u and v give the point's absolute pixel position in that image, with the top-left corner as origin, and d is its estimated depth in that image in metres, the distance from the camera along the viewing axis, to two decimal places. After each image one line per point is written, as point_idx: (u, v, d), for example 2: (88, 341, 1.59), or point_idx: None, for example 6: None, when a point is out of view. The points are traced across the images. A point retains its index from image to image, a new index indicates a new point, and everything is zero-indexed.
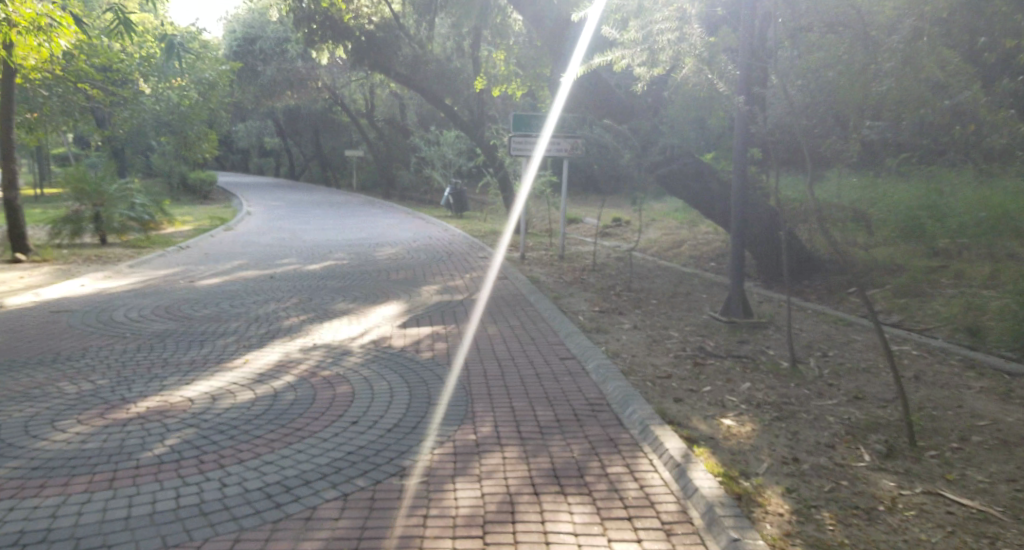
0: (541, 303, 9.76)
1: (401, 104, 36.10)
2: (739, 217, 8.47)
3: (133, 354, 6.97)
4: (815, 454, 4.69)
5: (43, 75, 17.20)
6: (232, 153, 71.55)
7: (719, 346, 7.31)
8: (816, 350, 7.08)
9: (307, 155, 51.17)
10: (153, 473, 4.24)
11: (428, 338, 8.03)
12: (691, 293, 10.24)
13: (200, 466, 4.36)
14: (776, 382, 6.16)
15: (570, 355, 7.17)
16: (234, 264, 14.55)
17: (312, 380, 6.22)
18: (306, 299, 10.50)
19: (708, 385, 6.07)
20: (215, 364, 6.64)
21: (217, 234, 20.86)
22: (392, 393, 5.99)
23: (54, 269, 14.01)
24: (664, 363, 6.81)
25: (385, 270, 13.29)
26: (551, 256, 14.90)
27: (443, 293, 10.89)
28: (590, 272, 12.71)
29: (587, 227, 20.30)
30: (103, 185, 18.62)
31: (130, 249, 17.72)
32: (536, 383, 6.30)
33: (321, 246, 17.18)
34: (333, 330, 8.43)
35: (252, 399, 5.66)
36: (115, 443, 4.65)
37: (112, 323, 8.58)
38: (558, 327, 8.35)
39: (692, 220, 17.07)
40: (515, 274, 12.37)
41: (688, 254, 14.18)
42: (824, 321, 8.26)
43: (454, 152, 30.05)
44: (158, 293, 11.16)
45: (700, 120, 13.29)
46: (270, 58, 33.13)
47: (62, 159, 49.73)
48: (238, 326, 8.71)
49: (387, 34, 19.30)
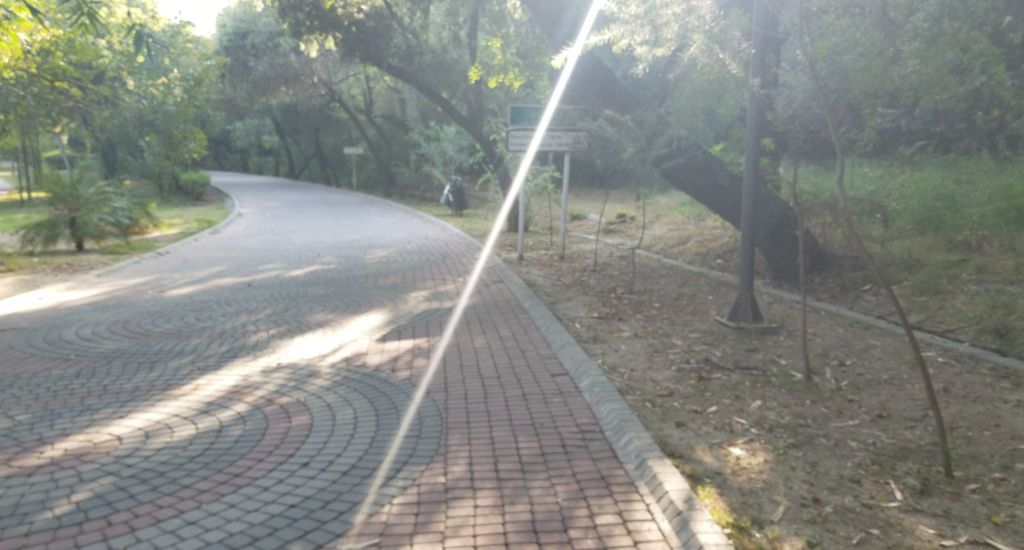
0: (535, 309, 9.08)
1: (398, 99, 35.36)
2: (747, 213, 7.77)
3: (67, 383, 6.87)
4: (839, 493, 3.97)
5: (18, 72, 16.65)
6: (235, 154, 70.98)
7: (727, 356, 6.63)
8: (833, 358, 6.38)
9: (307, 154, 50.60)
10: (44, 544, 3.84)
11: (408, 354, 7.35)
12: (695, 295, 9.59)
13: (101, 534, 3.93)
14: (790, 398, 5.45)
15: (563, 371, 6.50)
16: (213, 271, 13.99)
17: (267, 409, 5.97)
18: (281, 310, 9.87)
19: (714, 406, 5.38)
20: (159, 392, 6.51)
21: (201, 237, 20.33)
22: (356, 427, 5.41)
23: (18, 280, 13.45)
24: (665, 378, 6.11)
25: (372, 274, 12.66)
26: (550, 255, 14.25)
27: (432, 299, 10.28)
28: (589, 273, 12.04)
29: (590, 223, 19.60)
30: (79, 189, 18.15)
31: (109, 256, 17.14)
32: (521, 407, 5.63)
33: (306, 249, 16.57)
34: (303, 347, 7.80)
35: (191, 437, 5.46)
36: (14, 500, 4.40)
37: (57, 344, 8.31)
38: (552, 336, 7.67)
39: (699, 215, 16.39)
40: (508, 277, 11.74)
41: (695, 251, 13.47)
42: (840, 324, 7.58)
43: (454, 148, 29.67)
44: (121, 305, 10.64)
45: (707, 108, 12.54)
46: (261, 52, 32.56)
47: (56, 162, 49.50)
48: (198, 345, 8.09)
49: (378, 24, 18.47)
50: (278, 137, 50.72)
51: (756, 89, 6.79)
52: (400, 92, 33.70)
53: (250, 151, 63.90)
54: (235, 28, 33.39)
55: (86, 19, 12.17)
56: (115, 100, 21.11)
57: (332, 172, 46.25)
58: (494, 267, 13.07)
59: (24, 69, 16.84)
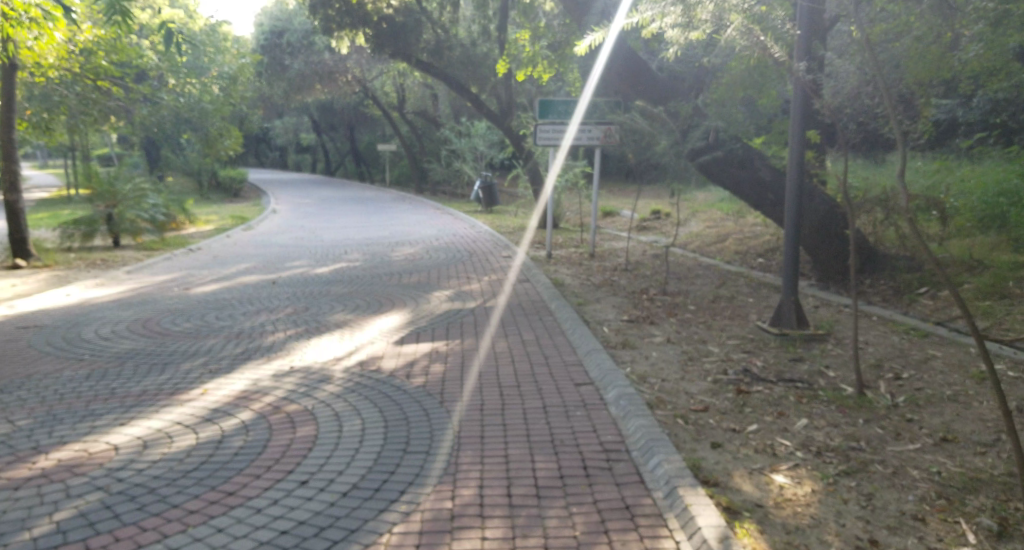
0: (560, 312, 8.62)
1: (430, 95, 35.22)
2: (791, 207, 7.21)
3: (78, 385, 6.38)
4: (900, 534, 3.51)
5: (60, 71, 16.76)
6: (272, 151, 71.63)
7: (769, 367, 6.10)
8: (888, 373, 5.90)
9: (342, 151, 50.68)
10: None
11: (426, 359, 6.94)
12: (735, 297, 9.00)
13: None
14: (841, 417, 5.02)
15: (588, 380, 6.04)
16: (240, 268, 13.77)
17: (271, 418, 5.40)
18: (303, 309, 9.53)
19: (754, 424, 4.93)
20: (166, 397, 5.97)
21: (234, 234, 20.22)
22: (361, 440, 4.98)
23: (53, 276, 13.36)
24: (699, 391, 5.63)
25: (397, 272, 12.31)
26: (581, 253, 13.76)
27: (454, 299, 9.86)
28: (620, 272, 11.52)
29: (623, 219, 19.10)
30: (116, 185, 18.25)
31: (144, 253, 17.03)
32: (540, 421, 5.17)
33: (335, 246, 16.31)
34: (317, 350, 7.40)
35: (187, 449, 4.89)
36: None
37: (77, 342, 7.92)
38: (577, 341, 7.21)
39: (738, 211, 15.79)
40: (536, 276, 11.28)
41: (733, 249, 12.88)
42: (894, 332, 7.01)
43: (484, 143, 29.38)
44: (145, 303, 10.38)
45: (746, 99, 11.94)
46: (297, 51, 32.64)
47: (100, 160, 50.20)
48: (215, 345, 7.70)
49: (407, 19, 18.16)
50: (315, 134, 50.96)
51: (800, 74, 6.23)
52: (432, 88, 33.52)
53: (287, 148, 64.38)
54: (271, 26, 33.48)
55: (120, 20, 12.18)
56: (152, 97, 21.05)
57: (366, 169, 46.27)
58: (521, 266, 12.62)
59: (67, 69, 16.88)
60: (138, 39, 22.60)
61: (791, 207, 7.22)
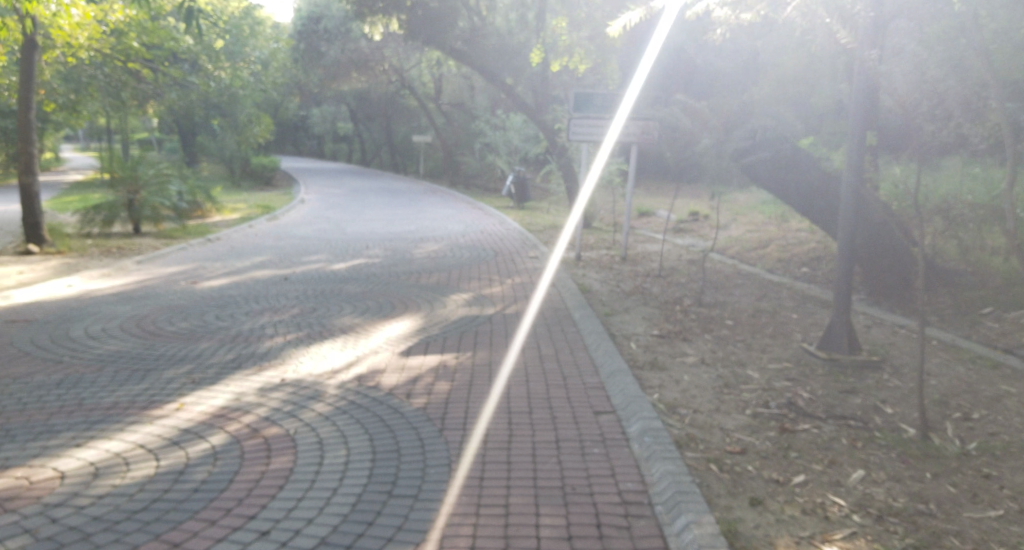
0: (584, 324, 7.89)
1: (466, 85, 34.57)
2: (847, 216, 6.42)
3: (47, 394, 5.83)
4: None
5: (89, 53, 16.21)
6: (309, 140, 71.57)
7: (817, 400, 5.32)
8: (956, 412, 5.08)
9: (377, 141, 50.29)
10: None
11: (430, 375, 6.27)
12: (778, 312, 8.21)
13: None
14: (903, 470, 4.23)
15: (610, 407, 5.31)
16: (256, 261, 13.23)
17: (246, 443, 4.77)
18: (309, 310, 8.90)
19: (801, 475, 4.17)
20: (138, 411, 5.39)
21: (257, 224, 19.73)
22: (342, 477, 4.28)
23: (63, 263, 12.93)
24: (736, 427, 4.87)
25: (417, 271, 11.68)
26: (611, 256, 13.03)
27: (473, 304, 9.19)
28: (653, 278, 10.78)
29: (659, 220, 18.31)
30: (138, 169, 17.76)
31: (162, 241, 16.63)
32: (552, 460, 4.44)
33: (356, 240, 15.73)
34: (315, 360, 6.74)
35: (144, 481, 4.23)
36: None
37: (62, 341, 7.41)
38: (599, 360, 6.49)
39: (782, 215, 14.96)
40: (563, 280, 10.57)
41: (776, 256, 12.03)
42: (960, 361, 6.19)
43: (520, 137, 28.79)
44: (147, 297, 9.85)
45: (795, 93, 11.06)
46: (334, 37, 31.57)
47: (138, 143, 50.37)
48: (205, 351, 7.07)
49: (441, 6, 17.47)
50: (352, 123, 50.66)
51: None
52: (469, 78, 32.86)
53: (324, 137, 64.22)
54: (310, 13, 32.72)
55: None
56: (186, 82, 20.45)
57: (400, 160, 45.75)
58: (548, 268, 11.93)
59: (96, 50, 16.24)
60: (172, 22, 22.19)
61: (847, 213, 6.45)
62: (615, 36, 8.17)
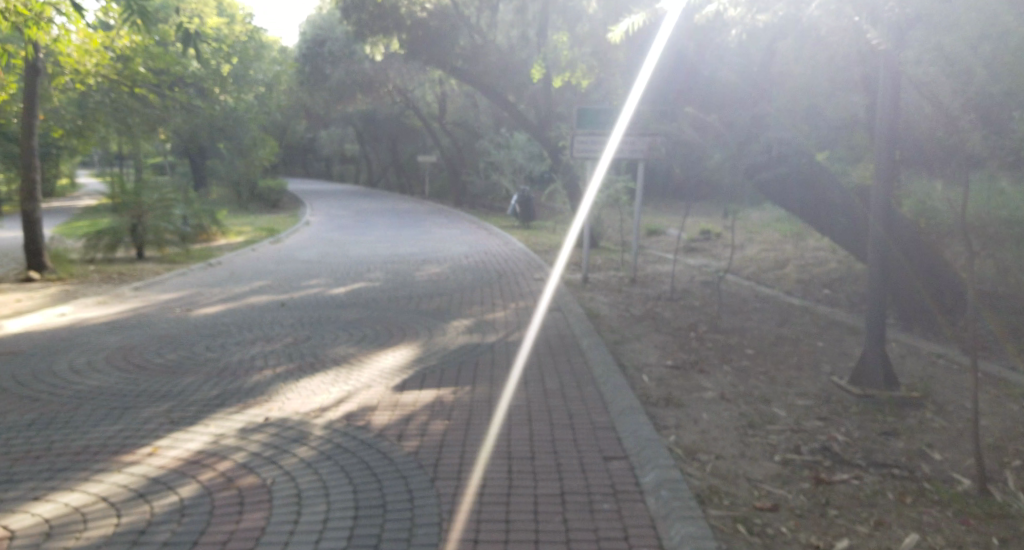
0: (594, 356, 7.41)
1: (471, 105, 34.32)
2: (875, 236, 5.97)
3: (13, 435, 5.31)
4: None
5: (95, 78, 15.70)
6: (317, 163, 71.73)
7: (854, 445, 4.81)
8: (1013, 458, 4.57)
9: (384, 162, 50.22)
10: None
11: (426, 414, 5.81)
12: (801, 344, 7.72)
13: None
14: (964, 533, 3.71)
15: (622, 452, 4.84)
16: (253, 286, 12.83)
17: (218, 496, 4.29)
18: (303, 339, 8.43)
19: (846, 539, 3.65)
20: (108, 455, 4.90)
21: (259, 247, 19.36)
22: (319, 538, 3.78)
23: (60, 290, 12.54)
24: (766, 479, 4.36)
25: (419, 295, 11.23)
26: (622, 277, 12.53)
27: (474, 331, 8.71)
28: (665, 302, 10.29)
29: (670, 238, 17.90)
30: (142, 194, 17.36)
31: (164, 266, 16.27)
32: (557, 518, 3.92)
33: (358, 262, 15.32)
34: (303, 396, 6.28)
35: (99, 544, 3.74)
36: None
37: (41, 375, 6.89)
38: (610, 400, 6.03)
39: (797, 233, 14.52)
40: (571, 304, 10.09)
41: (794, 277, 11.60)
42: (1007, 397, 5.69)
43: (524, 156, 28.53)
44: (138, 326, 9.40)
45: (810, 108, 10.56)
46: (338, 60, 31.45)
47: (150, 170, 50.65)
48: (189, 386, 6.58)
49: (441, 23, 17.75)
50: (358, 145, 50.70)
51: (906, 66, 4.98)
52: (472, 98, 32.62)
53: (332, 160, 64.36)
54: (313, 37, 32.84)
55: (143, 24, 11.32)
56: (192, 105, 20.04)
57: (407, 182, 45.58)
58: (554, 290, 11.44)
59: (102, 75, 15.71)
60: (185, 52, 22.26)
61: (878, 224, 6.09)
62: (616, 42, 7.79)
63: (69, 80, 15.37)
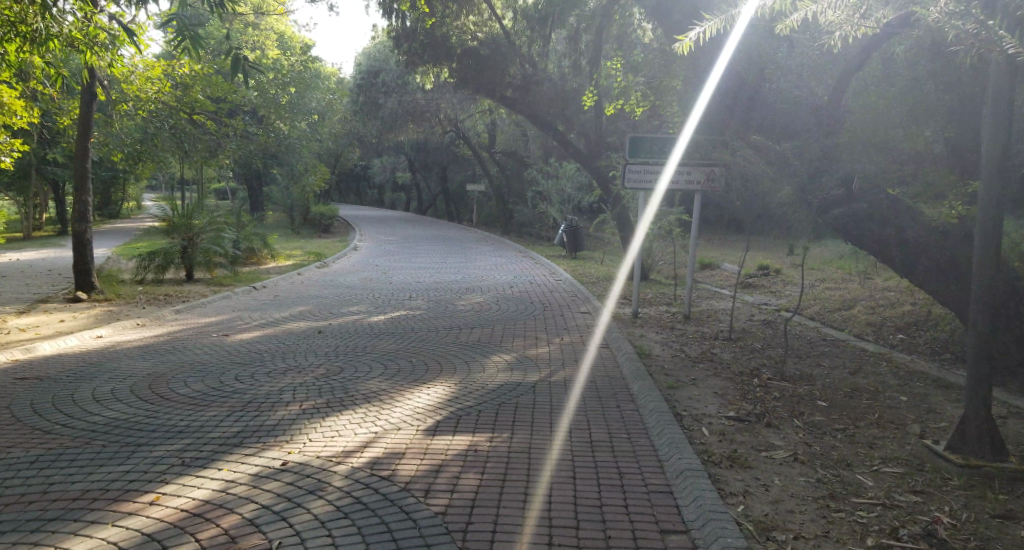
0: (646, 402, 6.75)
1: (520, 134, 33.89)
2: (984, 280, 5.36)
3: (12, 475, 4.88)
4: None
5: (152, 99, 15.16)
6: (370, 189, 72.47)
7: None
8: None
9: (435, 191, 50.36)
10: None
11: (458, 464, 5.26)
12: (878, 402, 6.99)
13: None
14: None
15: (688, 542, 4.34)
16: (294, 312, 12.44)
17: None
18: (335, 372, 7.93)
19: None
20: (106, 503, 4.45)
21: (305, 271, 19.14)
22: None
23: (102, 312, 12.36)
24: None
25: (460, 327, 10.66)
26: (676, 313, 11.81)
27: (517, 368, 8.10)
28: (724, 342, 9.58)
29: (726, 273, 17.13)
30: (193, 217, 17.20)
31: (211, 288, 16.08)
32: None
33: (402, 290, 14.84)
34: (327, 436, 5.76)
35: None
36: None
37: (59, 405, 6.48)
38: (667, 465, 5.37)
39: (862, 270, 13.66)
40: (621, 341, 9.43)
41: (864, 319, 10.76)
42: None
43: (575, 186, 28.02)
44: (168, 352, 9.00)
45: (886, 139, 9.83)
46: (392, 90, 31.92)
47: (216, 194, 51.72)
48: (209, 421, 6.10)
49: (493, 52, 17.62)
50: (410, 173, 50.96)
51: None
52: (523, 127, 32.16)
53: (385, 187, 64.87)
54: (370, 65, 33.18)
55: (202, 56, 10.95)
56: (250, 133, 19.75)
57: (458, 209, 45.39)
58: (604, 325, 10.79)
59: (162, 98, 15.25)
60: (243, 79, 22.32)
61: (983, 245, 5.47)
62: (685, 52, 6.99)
63: (131, 106, 15.13)
